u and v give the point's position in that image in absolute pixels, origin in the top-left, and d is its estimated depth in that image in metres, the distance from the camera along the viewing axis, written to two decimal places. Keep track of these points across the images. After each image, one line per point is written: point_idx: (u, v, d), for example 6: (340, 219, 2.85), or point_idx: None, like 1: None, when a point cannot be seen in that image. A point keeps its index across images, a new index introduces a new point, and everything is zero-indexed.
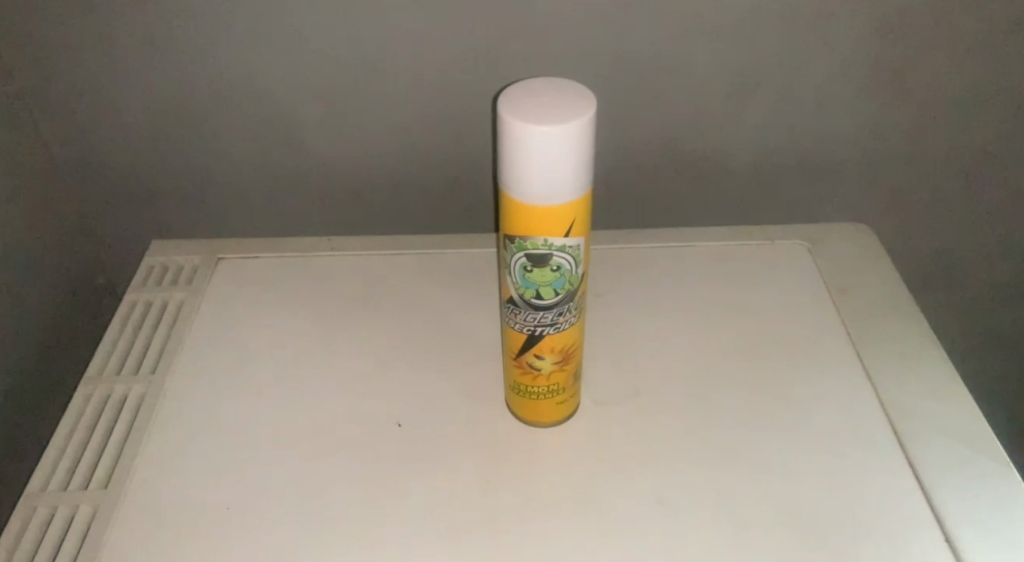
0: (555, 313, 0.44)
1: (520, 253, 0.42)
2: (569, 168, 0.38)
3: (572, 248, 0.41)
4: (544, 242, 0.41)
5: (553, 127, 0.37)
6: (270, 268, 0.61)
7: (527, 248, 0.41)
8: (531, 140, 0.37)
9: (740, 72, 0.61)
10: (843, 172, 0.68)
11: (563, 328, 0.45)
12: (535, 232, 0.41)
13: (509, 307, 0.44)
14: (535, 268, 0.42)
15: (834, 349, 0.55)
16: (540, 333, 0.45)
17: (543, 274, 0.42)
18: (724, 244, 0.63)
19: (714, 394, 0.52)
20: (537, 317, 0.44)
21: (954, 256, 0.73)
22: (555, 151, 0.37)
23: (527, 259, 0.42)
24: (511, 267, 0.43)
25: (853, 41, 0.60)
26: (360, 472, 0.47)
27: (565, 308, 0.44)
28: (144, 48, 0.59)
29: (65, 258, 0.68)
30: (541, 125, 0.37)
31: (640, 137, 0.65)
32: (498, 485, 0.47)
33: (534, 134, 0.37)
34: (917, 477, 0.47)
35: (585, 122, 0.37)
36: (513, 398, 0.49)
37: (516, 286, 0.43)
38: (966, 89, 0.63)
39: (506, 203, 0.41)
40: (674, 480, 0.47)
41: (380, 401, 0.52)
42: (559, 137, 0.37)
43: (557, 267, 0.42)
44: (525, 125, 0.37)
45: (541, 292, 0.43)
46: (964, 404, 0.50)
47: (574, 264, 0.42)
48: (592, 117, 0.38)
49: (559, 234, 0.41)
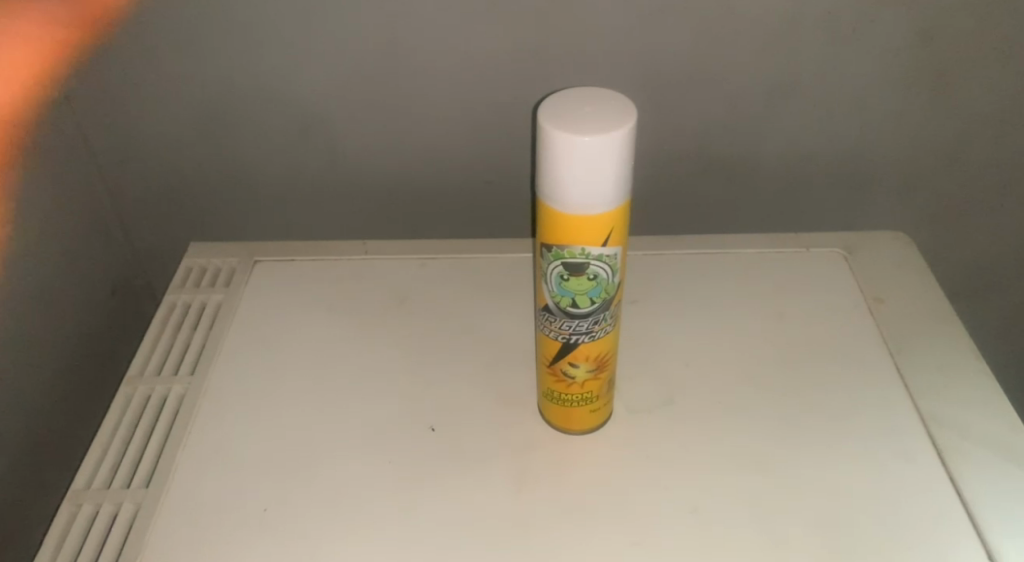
0: (590, 322, 0.44)
1: (556, 261, 0.42)
2: (607, 181, 0.38)
3: (608, 257, 0.41)
4: (581, 251, 0.41)
5: (592, 136, 0.37)
6: (306, 271, 0.62)
7: (563, 256, 0.42)
8: (571, 149, 0.37)
9: (780, 77, 0.61)
10: (880, 180, 0.67)
11: (598, 337, 0.45)
12: (572, 240, 0.41)
13: (545, 315, 0.44)
14: (572, 277, 0.42)
15: (873, 362, 0.54)
16: (575, 341, 0.45)
17: (579, 282, 0.42)
18: (760, 252, 0.62)
19: (749, 405, 0.51)
20: (573, 325, 0.44)
21: (993, 265, 0.72)
22: (593, 162, 0.37)
23: (563, 268, 0.42)
24: (547, 274, 0.43)
25: (892, 48, 0.59)
26: (394, 478, 0.48)
27: (602, 317, 0.44)
28: (184, 54, 0.60)
29: (106, 258, 0.69)
30: (581, 135, 0.37)
31: (674, 143, 0.65)
32: (531, 492, 0.47)
33: (578, 145, 0.37)
34: (958, 493, 0.46)
35: (628, 135, 0.37)
36: (546, 405, 0.50)
37: (553, 294, 0.43)
38: (1009, 96, 0.62)
39: (544, 211, 0.41)
40: (708, 489, 0.46)
41: (411, 406, 0.52)
42: (602, 147, 0.37)
43: (593, 276, 0.42)
44: (567, 136, 0.37)
45: (577, 301, 0.43)
46: (1006, 420, 0.49)
47: (612, 273, 0.42)
48: (634, 129, 0.38)
49: (597, 243, 0.41)
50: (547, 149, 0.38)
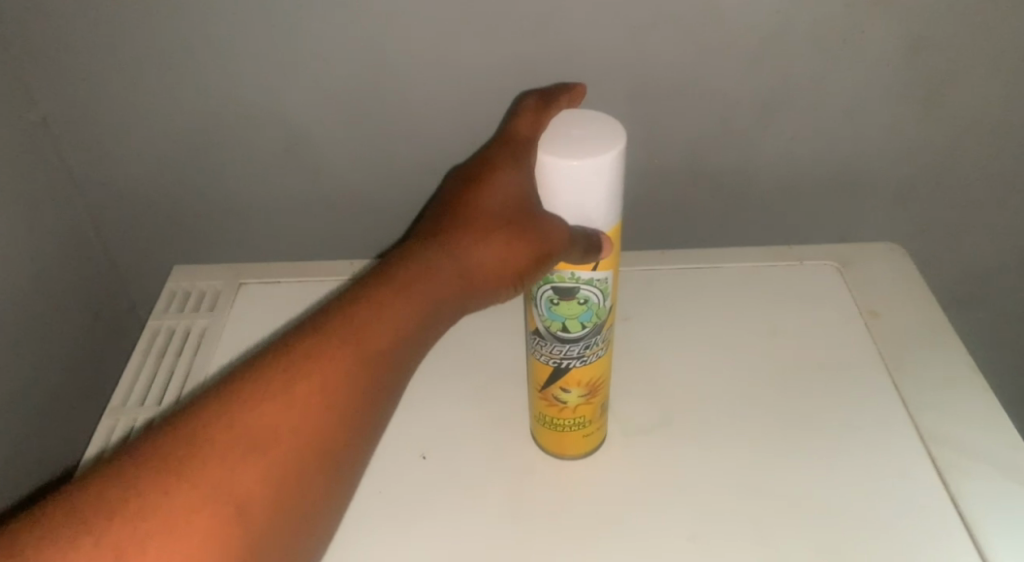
0: (581, 346, 0.43)
1: (546, 286, 0.41)
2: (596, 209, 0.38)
3: (599, 281, 0.41)
4: (572, 275, 0.40)
5: (580, 160, 0.36)
6: (294, 292, 0.61)
7: (553, 280, 0.41)
8: (558, 173, 0.37)
9: (770, 88, 0.60)
10: (873, 190, 0.67)
11: (590, 361, 0.44)
12: (562, 265, 0.40)
13: (535, 339, 0.43)
14: (561, 301, 0.41)
15: (870, 378, 0.53)
16: (566, 365, 0.44)
17: (569, 307, 0.42)
18: (753, 266, 0.62)
19: (745, 424, 0.50)
20: (564, 350, 0.43)
21: (987, 275, 0.71)
22: (583, 186, 0.37)
23: (553, 292, 0.41)
24: (537, 299, 0.42)
25: (881, 58, 0.59)
26: (385, 509, 0.46)
27: (593, 341, 0.43)
28: (166, 72, 0.59)
29: (89, 281, 0.67)
30: (569, 158, 0.37)
31: (663, 156, 0.64)
32: (526, 522, 0.45)
33: (566, 169, 0.37)
34: (962, 515, 0.44)
35: (617, 157, 0.37)
36: (538, 429, 0.48)
37: (543, 318, 0.42)
38: (999, 105, 0.61)
39: None
40: (706, 513, 0.45)
41: (402, 433, 0.51)
42: (591, 170, 0.37)
43: (583, 300, 0.42)
44: (554, 159, 0.37)
45: (567, 325, 0.42)
46: (1007, 438, 0.48)
47: (602, 297, 0.42)
48: (623, 151, 0.37)
49: (588, 267, 0.40)
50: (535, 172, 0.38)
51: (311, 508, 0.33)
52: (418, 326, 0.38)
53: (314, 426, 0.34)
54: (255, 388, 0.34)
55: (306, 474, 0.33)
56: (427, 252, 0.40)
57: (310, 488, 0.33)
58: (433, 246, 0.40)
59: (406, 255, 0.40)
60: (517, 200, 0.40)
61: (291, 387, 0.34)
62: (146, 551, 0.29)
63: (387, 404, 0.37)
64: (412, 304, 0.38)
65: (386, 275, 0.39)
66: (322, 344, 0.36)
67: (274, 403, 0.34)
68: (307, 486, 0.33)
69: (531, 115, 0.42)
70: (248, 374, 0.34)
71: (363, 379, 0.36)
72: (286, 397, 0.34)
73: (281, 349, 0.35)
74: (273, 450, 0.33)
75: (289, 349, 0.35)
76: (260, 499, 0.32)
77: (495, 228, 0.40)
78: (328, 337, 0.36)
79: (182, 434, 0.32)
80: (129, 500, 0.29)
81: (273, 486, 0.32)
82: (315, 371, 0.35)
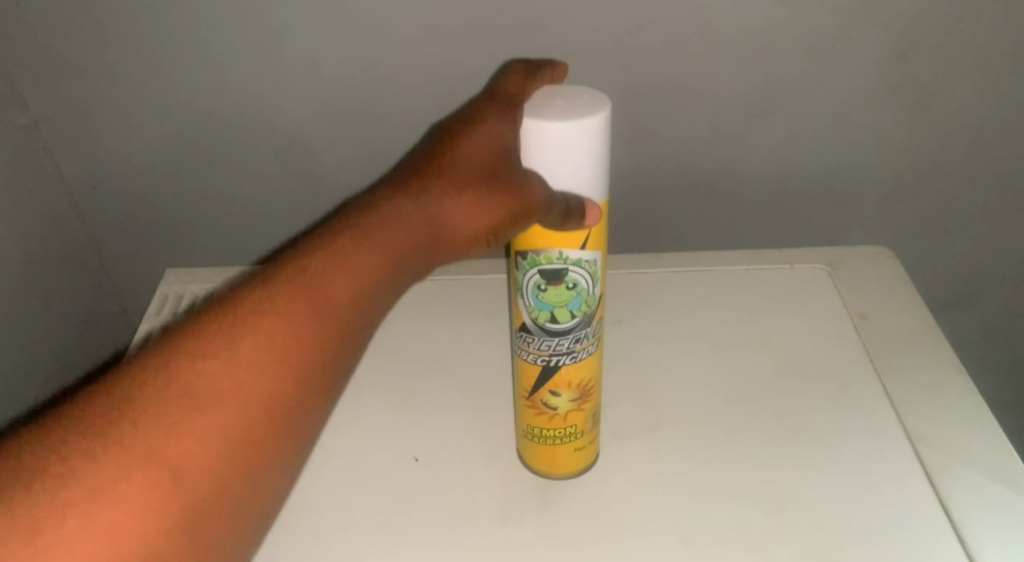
0: (571, 340, 0.43)
1: (533, 269, 0.42)
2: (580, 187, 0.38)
3: (588, 262, 0.41)
4: (559, 255, 0.41)
5: (565, 122, 0.37)
6: None
7: (540, 262, 0.41)
8: (547, 140, 0.37)
9: (758, 91, 0.62)
10: (861, 195, 0.67)
11: (580, 358, 0.44)
12: (550, 244, 0.40)
13: (523, 334, 0.44)
14: (549, 287, 0.42)
15: (859, 382, 0.53)
16: (556, 363, 0.44)
17: (558, 292, 0.42)
18: (741, 269, 0.63)
19: (736, 428, 0.51)
20: (553, 343, 0.43)
21: (975, 281, 0.71)
22: (568, 151, 0.37)
23: (541, 277, 0.42)
24: (525, 288, 0.42)
25: (866, 62, 0.60)
26: (376, 512, 0.46)
27: (582, 334, 0.43)
28: (160, 73, 0.60)
29: (80, 284, 0.67)
30: (554, 121, 0.37)
31: (653, 160, 0.65)
32: (518, 526, 0.45)
33: (552, 132, 0.37)
34: (950, 516, 0.44)
35: (602, 121, 0.37)
36: (529, 447, 0.48)
37: (531, 309, 0.43)
38: (983, 110, 0.62)
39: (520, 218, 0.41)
40: (696, 516, 0.45)
41: (395, 437, 0.51)
42: (576, 134, 0.37)
43: (572, 284, 0.42)
44: (540, 123, 0.37)
45: (557, 314, 0.42)
46: (995, 441, 0.48)
47: (591, 282, 0.42)
48: (608, 115, 0.38)
49: (577, 247, 0.40)
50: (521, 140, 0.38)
51: (257, 469, 0.32)
52: (372, 286, 0.37)
53: (259, 383, 0.32)
54: (208, 340, 0.32)
55: (261, 428, 0.32)
56: (389, 211, 0.39)
57: (258, 449, 0.32)
58: (396, 205, 0.39)
59: (360, 217, 0.39)
60: (495, 153, 0.40)
61: (235, 344, 0.33)
62: (83, 509, 0.27)
63: (346, 364, 0.36)
64: (364, 262, 0.37)
65: (337, 236, 0.38)
66: (277, 297, 0.35)
67: (218, 360, 0.32)
68: (253, 447, 0.32)
69: (518, 78, 0.43)
70: (201, 326, 0.33)
71: (314, 338, 0.35)
72: (231, 354, 0.32)
73: (233, 305, 0.34)
74: (218, 406, 0.31)
75: (235, 309, 0.34)
76: (211, 450, 0.30)
77: (470, 185, 0.41)
78: (275, 295, 0.35)
79: (120, 392, 0.30)
80: (70, 446, 0.28)
81: (226, 435, 0.31)
82: (270, 322, 0.34)
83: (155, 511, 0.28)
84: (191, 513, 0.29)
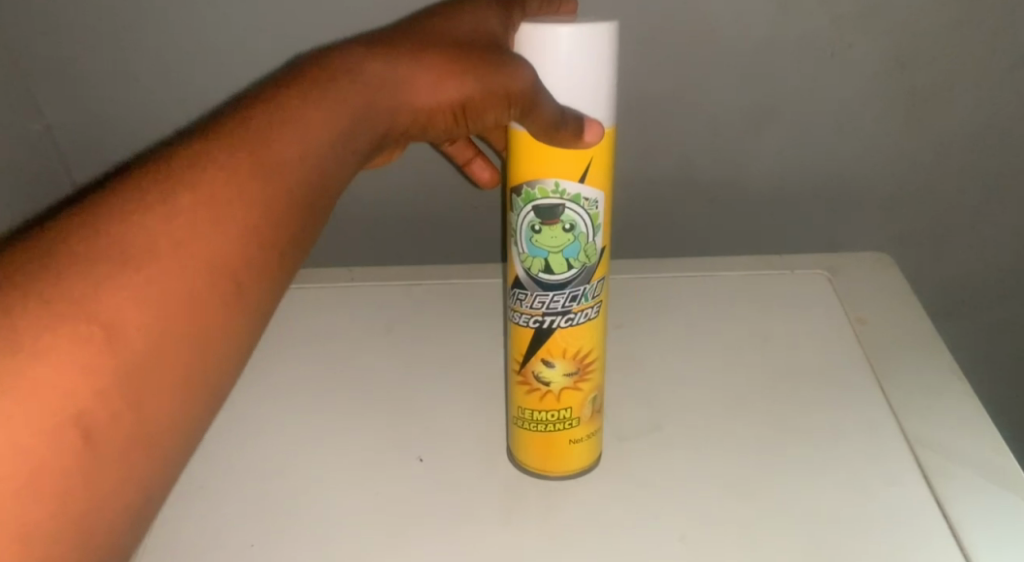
0: (566, 296, 0.43)
1: (527, 207, 0.42)
2: (599, 86, 0.39)
3: (587, 201, 0.41)
4: (557, 188, 0.41)
5: (569, 27, 0.37)
6: (296, 302, 0.64)
7: (536, 197, 0.41)
8: (552, 45, 0.38)
9: (758, 96, 0.63)
10: (860, 200, 0.69)
11: (575, 322, 0.44)
12: (547, 173, 0.40)
13: (517, 288, 0.44)
14: (544, 227, 0.42)
15: (857, 383, 0.54)
16: (550, 324, 0.44)
17: (554, 233, 0.42)
18: (739, 274, 0.65)
19: (735, 428, 0.52)
20: (546, 296, 0.43)
21: (973, 287, 0.72)
22: (571, 58, 0.38)
23: (535, 217, 0.42)
24: (521, 230, 0.43)
25: (864, 68, 0.62)
26: (382, 506, 0.47)
27: (578, 292, 0.43)
28: None
29: None
30: (558, 26, 0.38)
31: (655, 165, 0.67)
32: (522, 525, 0.46)
33: (555, 35, 0.38)
34: (945, 515, 0.45)
35: (607, 35, 0.38)
36: (523, 434, 0.48)
37: (525, 254, 0.43)
38: (980, 117, 0.64)
39: (518, 142, 0.41)
40: (696, 514, 0.46)
41: (402, 437, 0.52)
42: (579, 40, 0.37)
43: (569, 226, 0.42)
44: (544, 28, 0.38)
45: (551, 260, 0.42)
46: (991, 442, 0.49)
47: (589, 227, 0.42)
48: (614, 33, 0.38)
49: (576, 179, 0.40)
50: (526, 47, 0.39)
51: (203, 333, 0.30)
52: (328, 151, 0.35)
53: (214, 240, 0.30)
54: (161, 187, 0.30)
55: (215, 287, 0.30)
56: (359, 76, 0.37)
57: (206, 312, 0.30)
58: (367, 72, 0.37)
59: (322, 80, 0.36)
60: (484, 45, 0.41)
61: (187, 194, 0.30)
62: (14, 372, 0.25)
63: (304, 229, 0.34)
64: (327, 130, 0.35)
65: (289, 97, 0.35)
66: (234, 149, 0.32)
67: (162, 217, 0.29)
68: (200, 309, 0.30)
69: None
70: (153, 175, 0.31)
71: (264, 194, 0.32)
72: (171, 207, 0.30)
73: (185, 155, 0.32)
74: (157, 262, 0.29)
75: (174, 162, 0.31)
76: (161, 302, 0.28)
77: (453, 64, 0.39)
78: (219, 151, 0.32)
79: (65, 242, 0.28)
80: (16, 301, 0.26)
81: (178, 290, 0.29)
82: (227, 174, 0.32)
83: (93, 375, 0.26)
84: (133, 380, 0.27)
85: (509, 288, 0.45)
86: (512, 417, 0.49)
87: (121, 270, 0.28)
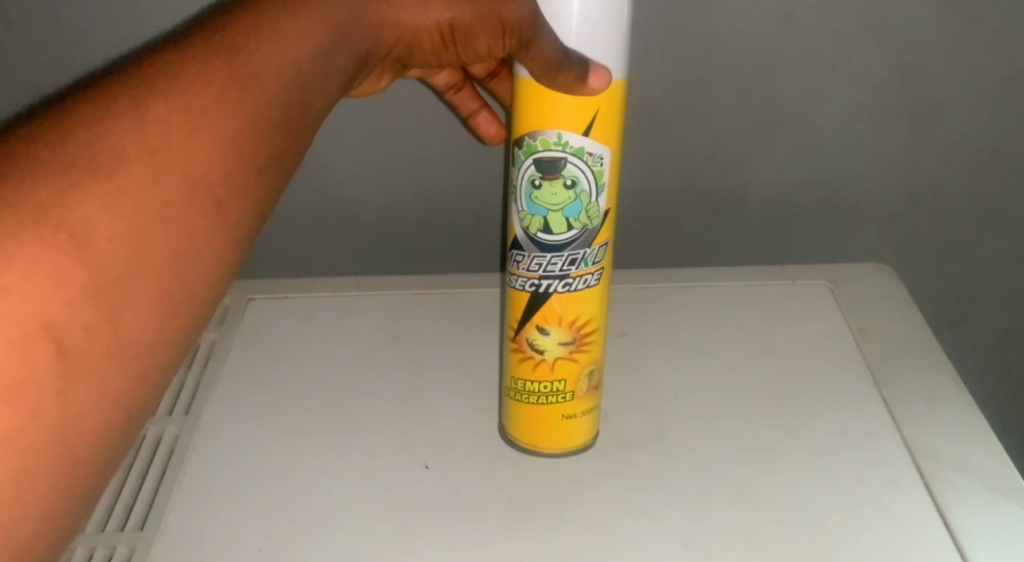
0: (565, 257, 0.44)
1: (529, 160, 0.42)
2: (610, 41, 0.39)
3: (592, 157, 0.42)
4: (559, 141, 0.41)
5: None
6: (301, 311, 0.65)
7: (536, 150, 0.42)
8: None
9: (760, 108, 0.64)
10: (861, 212, 0.69)
11: (574, 288, 0.45)
12: (549, 126, 0.41)
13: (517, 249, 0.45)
14: (545, 181, 0.42)
15: (859, 392, 0.55)
16: (548, 288, 0.45)
17: (555, 189, 0.42)
18: (742, 283, 0.65)
19: (738, 435, 0.52)
20: (546, 258, 0.44)
21: (975, 297, 0.73)
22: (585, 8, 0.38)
23: (536, 171, 0.42)
24: (521, 185, 0.43)
25: (865, 81, 0.63)
26: (386, 513, 0.47)
27: (578, 255, 0.44)
28: None
29: None
30: None
31: (659, 177, 0.68)
32: (526, 532, 0.46)
33: None
34: (947, 523, 0.45)
35: None
36: (515, 407, 0.49)
37: (525, 213, 0.44)
38: (979, 129, 0.64)
39: (521, 93, 0.42)
40: (699, 521, 0.46)
41: (406, 444, 0.52)
42: None
43: (571, 182, 0.42)
44: None
45: (551, 219, 0.43)
46: (992, 450, 0.49)
47: (593, 186, 0.42)
48: None
49: (579, 132, 0.41)
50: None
51: (171, 244, 0.31)
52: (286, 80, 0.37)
53: (176, 153, 0.32)
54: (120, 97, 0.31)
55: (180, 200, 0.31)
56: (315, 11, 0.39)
57: (174, 223, 0.31)
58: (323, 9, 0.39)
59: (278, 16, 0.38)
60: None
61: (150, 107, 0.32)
62: None
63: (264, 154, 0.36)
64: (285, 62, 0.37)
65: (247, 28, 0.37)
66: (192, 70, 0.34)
67: (126, 125, 0.31)
68: (168, 219, 0.31)
69: None
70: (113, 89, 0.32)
71: (229, 112, 0.34)
72: (135, 116, 0.31)
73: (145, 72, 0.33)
74: (125, 169, 0.30)
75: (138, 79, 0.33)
76: (127, 204, 0.30)
77: None
78: (180, 70, 0.34)
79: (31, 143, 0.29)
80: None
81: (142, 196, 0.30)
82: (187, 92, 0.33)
83: (65, 282, 0.27)
84: (103, 288, 0.28)
85: (510, 249, 0.46)
86: (506, 393, 0.50)
87: (93, 173, 0.29)
